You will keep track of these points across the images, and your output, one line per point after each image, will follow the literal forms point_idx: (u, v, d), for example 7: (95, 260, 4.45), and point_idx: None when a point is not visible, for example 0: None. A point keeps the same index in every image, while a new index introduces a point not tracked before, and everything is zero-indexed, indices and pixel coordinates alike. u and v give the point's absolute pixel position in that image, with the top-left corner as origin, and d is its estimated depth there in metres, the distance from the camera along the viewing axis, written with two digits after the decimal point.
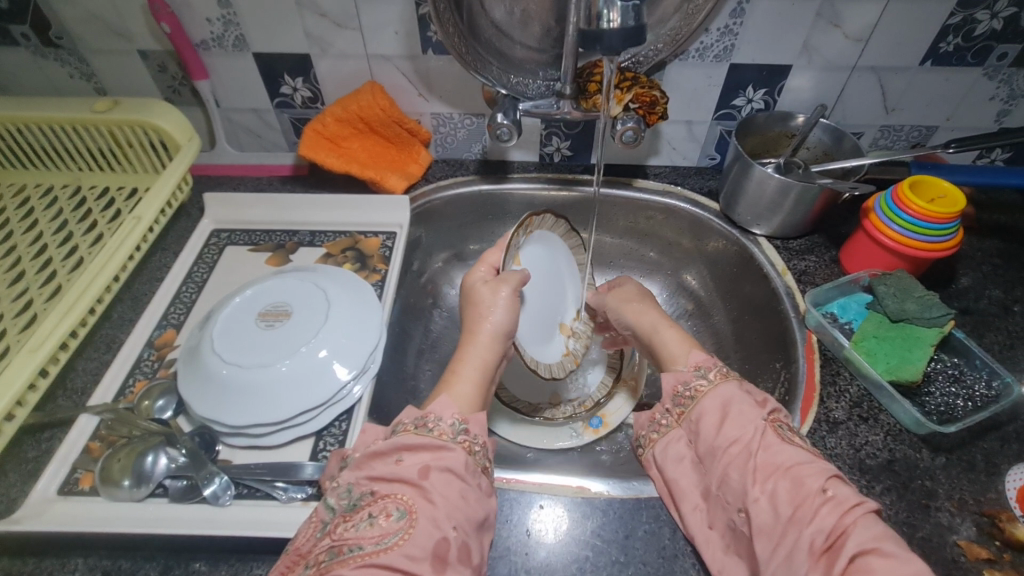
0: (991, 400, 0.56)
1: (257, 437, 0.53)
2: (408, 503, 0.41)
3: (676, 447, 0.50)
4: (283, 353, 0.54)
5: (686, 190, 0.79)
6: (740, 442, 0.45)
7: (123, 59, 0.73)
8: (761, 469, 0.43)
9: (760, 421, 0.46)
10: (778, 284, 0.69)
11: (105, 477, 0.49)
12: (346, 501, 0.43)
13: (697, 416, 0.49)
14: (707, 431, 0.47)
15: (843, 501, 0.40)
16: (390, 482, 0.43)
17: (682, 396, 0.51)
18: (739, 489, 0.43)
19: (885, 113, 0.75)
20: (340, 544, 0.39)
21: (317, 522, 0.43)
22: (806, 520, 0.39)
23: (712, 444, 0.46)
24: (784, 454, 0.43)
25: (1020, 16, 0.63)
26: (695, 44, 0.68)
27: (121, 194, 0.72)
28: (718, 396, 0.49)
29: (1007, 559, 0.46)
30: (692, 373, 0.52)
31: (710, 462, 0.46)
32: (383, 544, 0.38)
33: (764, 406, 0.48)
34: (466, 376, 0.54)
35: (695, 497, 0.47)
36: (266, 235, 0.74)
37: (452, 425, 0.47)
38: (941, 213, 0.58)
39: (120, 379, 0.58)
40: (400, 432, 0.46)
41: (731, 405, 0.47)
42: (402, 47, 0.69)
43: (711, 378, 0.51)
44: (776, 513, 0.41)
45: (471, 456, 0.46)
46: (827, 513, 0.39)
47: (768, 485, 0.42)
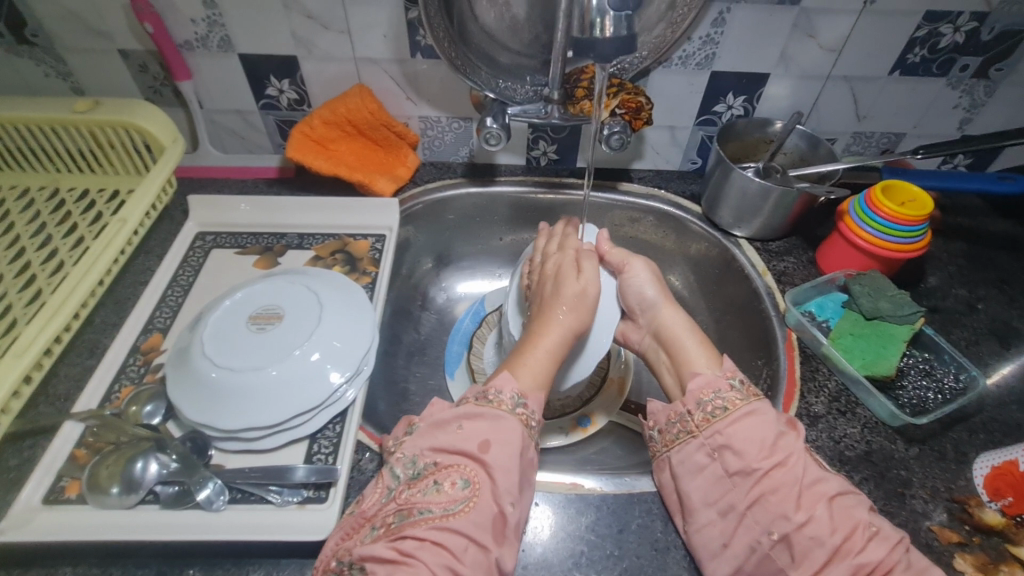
0: (959, 393, 0.59)
1: (249, 441, 0.52)
2: (470, 475, 0.46)
3: (699, 457, 0.51)
4: (275, 356, 0.54)
5: (669, 194, 0.81)
6: (785, 467, 0.48)
7: (102, 59, 0.71)
8: (807, 497, 0.46)
9: (801, 447, 0.49)
10: (759, 283, 0.71)
11: (93, 485, 0.49)
12: (410, 470, 0.48)
13: (732, 432, 0.50)
14: (746, 450, 0.49)
15: (887, 536, 0.44)
16: (450, 454, 0.48)
17: (713, 405, 0.52)
18: (781, 513, 0.46)
19: (857, 120, 0.78)
20: (409, 507, 0.45)
21: (383, 487, 0.48)
22: (853, 550, 0.44)
23: (752, 465, 0.48)
24: (828, 484, 0.47)
25: (980, 30, 0.67)
26: (678, 52, 0.70)
27: (102, 196, 0.71)
28: (754, 413, 0.51)
29: (976, 542, 0.49)
30: (724, 381, 0.54)
31: (745, 481, 0.48)
32: (450, 510, 0.45)
33: (792, 427, 0.51)
34: (539, 353, 0.56)
35: (712, 512, 0.48)
36: (253, 237, 0.74)
37: (510, 399, 0.51)
38: (912, 216, 0.62)
39: (105, 385, 0.57)
40: (463, 404, 0.51)
41: (772, 427, 0.50)
42: (390, 50, 0.70)
43: (744, 392, 0.52)
44: (824, 539, 0.44)
45: (527, 428, 0.50)
46: (875, 546, 0.44)
47: (816, 514, 0.45)
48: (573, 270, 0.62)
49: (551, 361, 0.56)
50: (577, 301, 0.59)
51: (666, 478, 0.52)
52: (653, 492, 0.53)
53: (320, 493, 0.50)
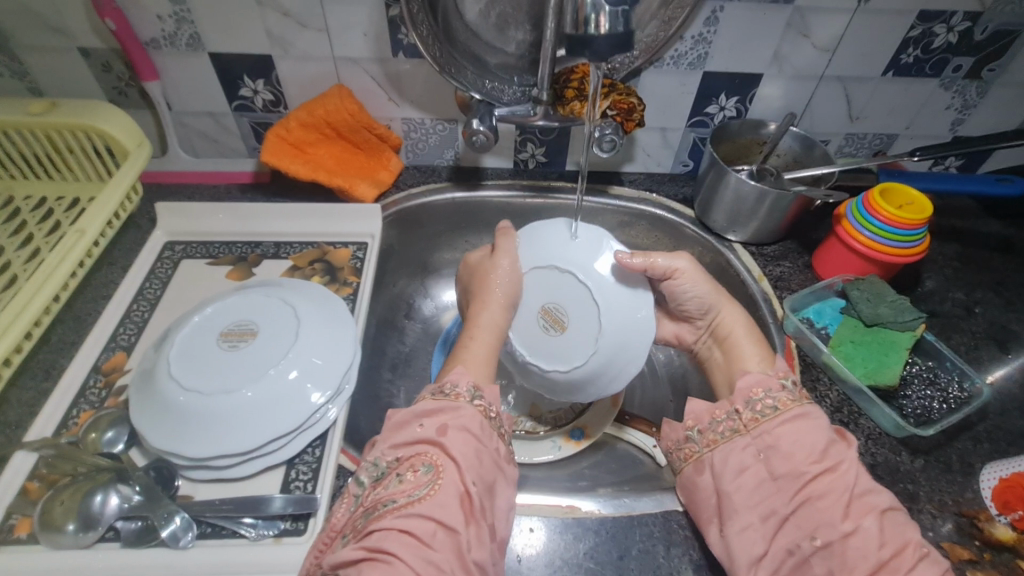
0: (964, 401, 0.57)
1: (221, 469, 0.48)
2: (433, 459, 0.45)
3: (744, 458, 0.48)
4: (249, 376, 0.50)
5: (660, 198, 0.79)
6: (836, 472, 0.45)
7: (60, 57, 0.67)
8: (855, 505, 0.44)
9: (853, 456, 0.47)
10: (755, 289, 0.69)
11: (46, 522, 0.45)
12: (374, 472, 0.45)
13: (785, 434, 0.48)
14: (795, 453, 0.47)
15: (936, 560, 0.42)
16: (411, 445, 0.46)
17: (762, 404, 0.50)
18: (826, 520, 0.44)
19: (850, 121, 0.77)
20: (375, 504, 0.43)
21: (349, 497, 0.45)
22: (902, 568, 0.40)
23: (801, 469, 0.46)
24: (880, 497, 0.44)
25: (974, 30, 0.66)
26: (670, 52, 0.68)
27: (61, 204, 0.66)
28: (806, 416, 0.49)
29: (988, 559, 0.47)
30: (776, 381, 0.52)
31: (791, 484, 0.46)
32: (415, 496, 0.42)
33: (843, 437, 0.49)
34: (481, 344, 0.56)
35: (753, 516, 0.46)
36: (225, 247, 0.69)
37: (468, 390, 0.50)
38: (911, 219, 0.60)
39: (63, 410, 0.53)
40: (420, 401, 0.49)
41: (825, 432, 0.48)
42: (371, 49, 0.66)
43: (795, 393, 0.51)
44: (870, 553, 0.41)
45: (487, 419, 0.49)
46: (926, 567, 0.41)
47: (864, 525, 0.42)
48: (487, 255, 0.60)
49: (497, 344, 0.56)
50: (505, 283, 0.57)
51: (705, 479, 0.49)
52: (654, 514, 0.50)
53: (297, 525, 0.47)
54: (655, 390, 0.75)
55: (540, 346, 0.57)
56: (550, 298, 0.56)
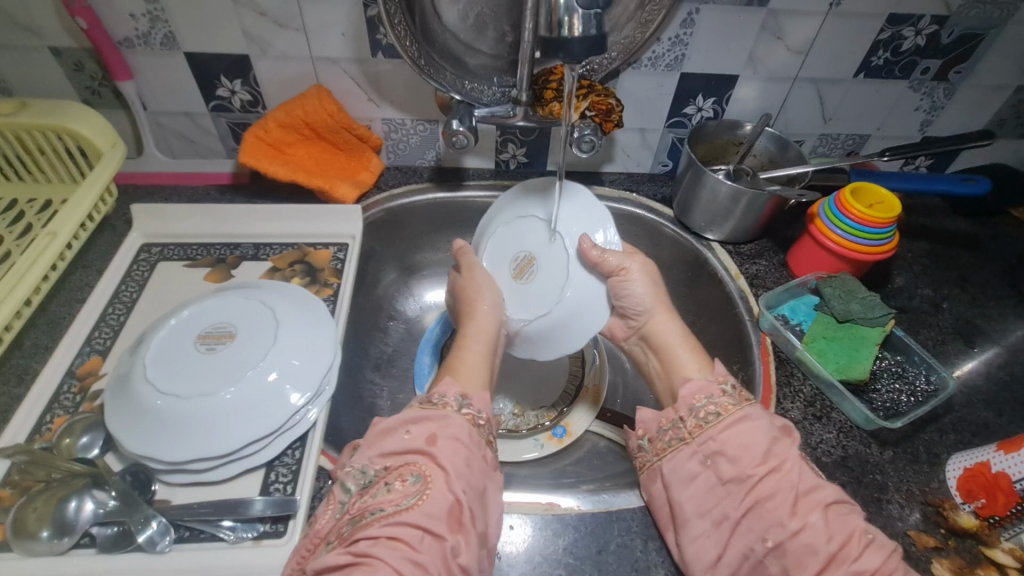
0: (931, 394, 0.59)
1: (197, 473, 0.48)
2: (422, 470, 0.45)
3: (691, 465, 0.48)
4: (227, 378, 0.50)
5: (639, 197, 0.80)
6: (780, 473, 0.45)
7: (30, 56, 0.65)
8: (802, 503, 0.44)
9: (796, 453, 0.47)
10: (731, 287, 0.71)
11: (19, 530, 0.44)
12: (361, 480, 0.45)
13: (729, 439, 0.48)
14: (741, 457, 0.47)
15: (882, 545, 0.43)
16: (399, 454, 0.46)
17: (706, 410, 0.50)
18: (776, 520, 0.44)
19: (823, 122, 0.78)
20: (362, 512, 0.43)
21: (335, 503, 0.45)
22: (850, 557, 0.41)
23: (745, 470, 0.46)
24: (823, 492, 0.45)
25: (940, 33, 0.68)
26: (647, 53, 0.69)
27: (32, 206, 0.65)
28: (748, 418, 0.48)
29: (951, 546, 0.49)
30: (717, 386, 0.52)
31: (739, 489, 0.46)
32: (402, 506, 0.42)
33: (786, 434, 0.49)
34: (472, 354, 0.57)
35: (705, 522, 0.47)
36: (203, 248, 0.69)
37: (455, 400, 0.50)
38: (881, 218, 0.62)
39: (35, 416, 0.52)
40: (407, 409, 0.50)
41: (768, 433, 0.48)
42: (350, 49, 0.66)
43: (736, 397, 0.51)
44: (819, 548, 0.42)
45: (475, 427, 0.49)
46: (872, 553, 0.42)
47: (811, 521, 0.43)
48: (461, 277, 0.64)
49: (490, 348, 0.58)
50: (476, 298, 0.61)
51: (657, 488, 0.50)
52: (632, 509, 0.51)
53: (277, 527, 0.47)
54: (636, 388, 0.76)
55: (500, 283, 0.63)
56: (534, 246, 0.62)
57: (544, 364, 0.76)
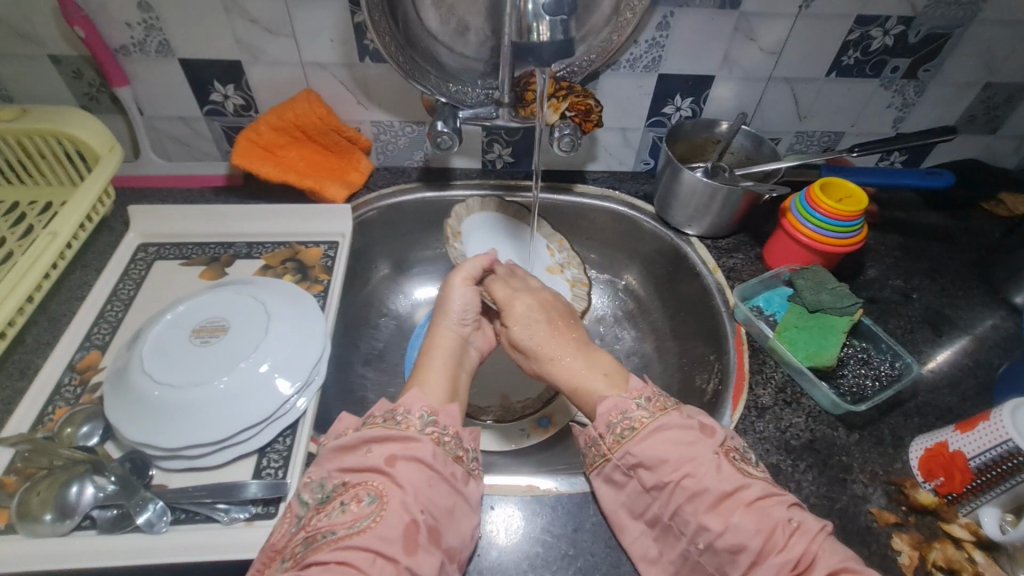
0: (895, 378, 0.61)
1: (193, 459, 0.51)
2: (378, 489, 0.46)
3: (617, 476, 0.51)
4: (220, 370, 0.52)
5: (622, 194, 0.83)
6: (694, 477, 0.47)
7: (30, 64, 0.68)
8: (726, 502, 0.46)
9: (713, 454, 0.48)
10: (709, 280, 0.73)
11: (23, 513, 0.46)
12: (319, 495, 0.47)
13: (643, 450, 0.50)
14: (657, 465, 0.49)
15: (808, 527, 0.44)
16: (359, 472, 0.48)
17: (620, 424, 0.52)
18: (700, 522, 0.46)
19: (799, 119, 0.81)
20: (315, 533, 0.44)
21: (291, 517, 0.47)
22: (777, 548, 0.43)
23: (661, 478, 0.49)
24: (748, 488, 0.46)
25: (908, 33, 0.71)
26: (626, 55, 0.71)
27: (33, 208, 0.67)
28: (660, 430, 0.51)
29: (911, 522, 0.52)
30: (631, 400, 0.54)
31: (662, 495, 0.49)
32: (355, 528, 0.44)
33: (707, 433, 0.51)
34: (434, 372, 0.59)
35: (642, 523, 0.50)
36: (198, 248, 0.71)
37: (419, 417, 0.52)
38: (849, 211, 0.64)
39: (38, 407, 0.54)
40: (369, 425, 0.51)
41: (679, 441, 0.50)
42: (338, 54, 0.69)
43: (650, 409, 0.52)
44: (746, 544, 0.44)
45: (440, 445, 0.50)
46: (796, 541, 0.43)
47: (732, 522, 0.45)
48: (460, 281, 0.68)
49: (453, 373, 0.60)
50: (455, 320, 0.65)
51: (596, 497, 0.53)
52: None
53: (269, 509, 0.49)
54: None
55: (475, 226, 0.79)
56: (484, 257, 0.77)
57: None
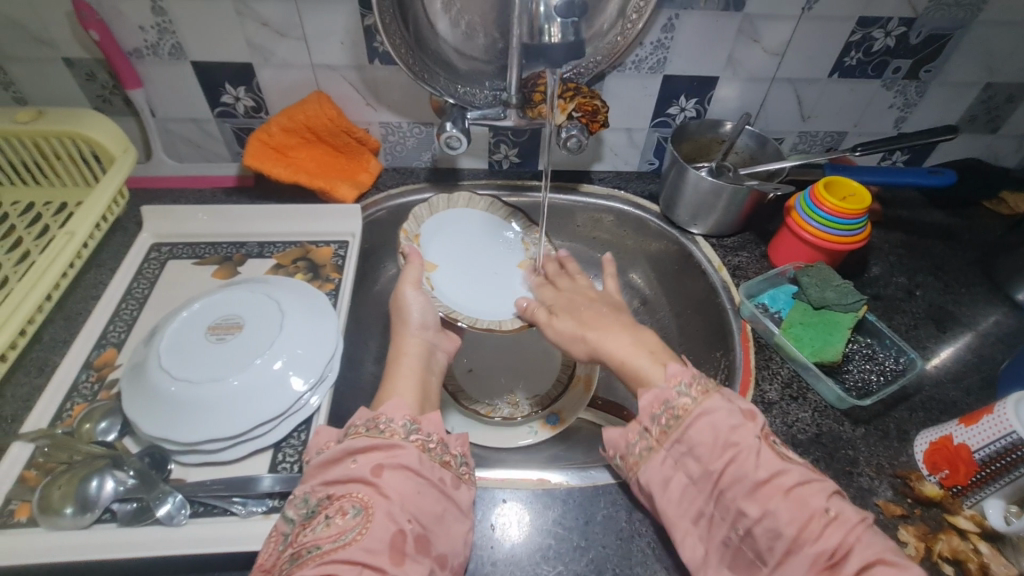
0: (899, 373, 0.62)
1: (211, 453, 0.52)
2: (363, 500, 0.42)
3: (662, 471, 0.47)
4: (235, 366, 0.53)
5: (628, 194, 0.83)
6: (738, 461, 0.43)
7: (45, 67, 0.69)
8: (764, 490, 0.42)
9: (756, 439, 0.44)
10: (715, 278, 0.74)
11: (45, 507, 0.47)
12: (303, 510, 0.43)
13: (687, 438, 0.46)
14: (703, 454, 0.45)
15: (846, 519, 0.41)
16: (343, 483, 0.44)
17: (664, 415, 0.48)
18: (739, 510, 0.42)
19: (802, 120, 0.82)
20: (300, 549, 0.40)
21: (278, 535, 0.44)
22: (811, 537, 0.40)
23: (709, 468, 0.44)
24: (787, 475, 0.42)
25: (909, 34, 0.72)
26: (631, 57, 0.72)
27: (49, 208, 0.68)
28: (706, 414, 0.46)
29: (917, 514, 0.53)
30: (672, 389, 0.49)
31: (707, 485, 0.44)
32: (341, 541, 0.40)
33: (752, 417, 0.46)
34: (406, 377, 0.57)
35: (687, 523, 0.46)
36: (211, 247, 0.72)
37: (402, 425, 0.48)
38: (852, 209, 0.65)
39: (56, 403, 0.55)
40: (352, 434, 0.47)
41: (723, 424, 0.45)
42: (348, 56, 0.70)
43: (694, 395, 0.48)
44: (782, 531, 0.40)
45: (425, 452, 0.47)
46: (833, 530, 0.40)
47: (772, 509, 0.41)
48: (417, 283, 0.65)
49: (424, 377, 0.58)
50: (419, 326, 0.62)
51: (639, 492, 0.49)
52: (617, 483, 0.54)
53: (286, 502, 0.50)
54: None
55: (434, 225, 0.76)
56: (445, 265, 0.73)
57: (538, 358, 0.79)
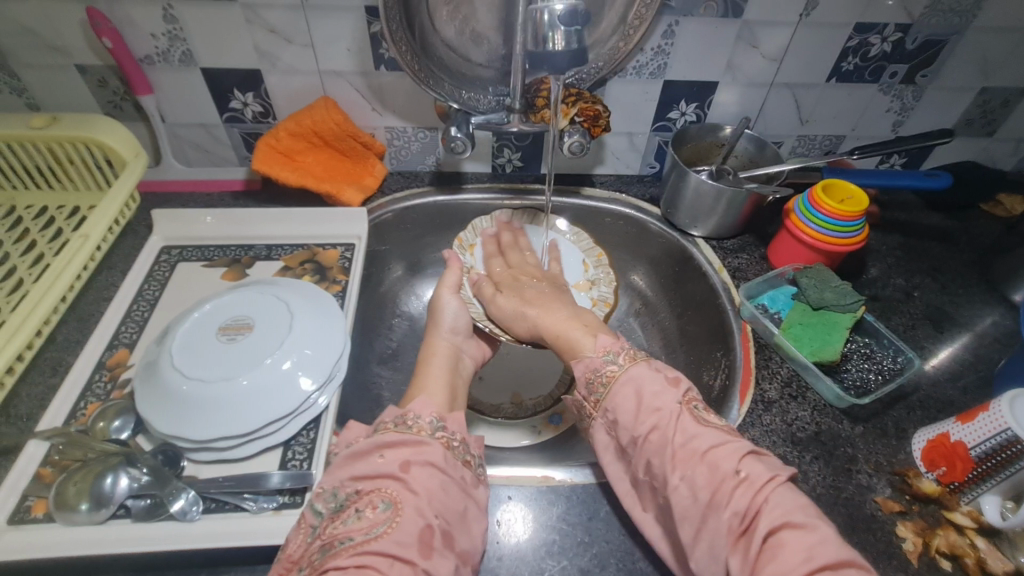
0: (897, 372, 0.63)
1: (221, 451, 0.53)
2: (392, 496, 0.43)
3: (601, 437, 0.51)
4: (246, 366, 0.55)
5: (630, 198, 0.85)
6: (659, 429, 0.46)
7: (58, 74, 0.70)
8: (679, 454, 0.44)
9: (676, 405, 0.47)
10: (715, 280, 0.75)
11: (60, 503, 0.48)
12: (332, 504, 0.45)
13: (616, 406, 0.49)
14: (630, 422, 0.48)
15: (756, 480, 0.42)
16: (372, 479, 0.45)
17: (596, 383, 0.52)
18: (659, 474, 0.45)
19: (801, 124, 0.83)
20: (331, 540, 0.41)
21: (307, 527, 0.45)
22: (722, 503, 0.41)
23: (633, 433, 0.47)
24: (701, 439, 0.44)
25: (905, 40, 0.73)
26: (632, 62, 0.74)
27: (62, 212, 0.70)
28: (632, 381, 0.50)
29: (915, 510, 0.54)
30: (600, 358, 0.53)
31: (633, 452, 0.48)
32: (372, 534, 0.41)
33: (676, 383, 0.49)
34: (435, 376, 0.58)
35: (623, 484, 0.50)
36: (220, 250, 0.74)
37: (430, 423, 0.49)
38: (850, 211, 0.66)
39: (70, 403, 0.57)
40: (381, 431, 0.48)
41: (648, 392, 0.48)
42: (355, 63, 0.71)
43: (623, 362, 0.52)
44: (694, 496, 0.42)
45: (450, 450, 0.48)
46: (740, 495, 0.41)
47: (688, 473, 0.43)
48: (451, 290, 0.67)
49: (452, 378, 0.59)
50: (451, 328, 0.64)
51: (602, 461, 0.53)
52: None
53: (295, 498, 0.51)
54: None
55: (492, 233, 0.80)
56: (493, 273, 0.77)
57: (541, 359, 0.81)
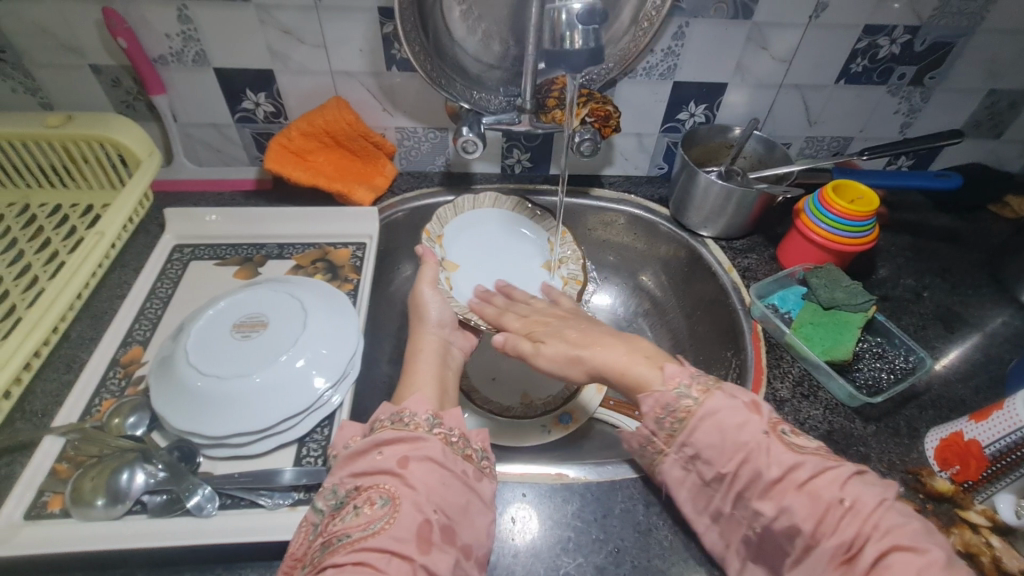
0: (909, 371, 0.63)
1: (237, 447, 0.53)
2: (391, 492, 0.43)
3: (677, 472, 0.48)
4: (260, 362, 0.55)
5: (639, 198, 0.85)
6: (750, 462, 0.44)
7: (72, 73, 0.71)
8: (778, 486, 0.42)
9: (762, 434, 0.44)
10: (725, 280, 0.75)
11: (76, 498, 0.48)
12: (333, 501, 0.45)
13: (697, 442, 0.46)
14: (714, 457, 0.45)
15: (863, 505, 0.40)
16: (370, 475, 0.45)
17: (668, 419, 0.48)
18: (755, 509, 0.43)
19: (809, 125, 0.84)
20: (331, 537, 0.42)
21: (309, 525, 0.45)
22: (829, 530, 0.40)
23: (721, 470, 0.45)
24: (801, 467, 0.42)
25: (914, 42, 0.73)
26: (642, 64, 0.74)
27: (76, 210, 0.70)
28: (712, 414, 0.46)
29: (929, 509, 0.54)
30: (672, 392, 0.48)
31: (722, 487, 0.45)
32: (370, 529, 0.41)
33: (757, 411, 0.46)
34: (426, 372, 0.59)
35: (705, 518, 0.47)
36: (232, 248, 0.74)
37: (426, 419, 0.49)
38: (860, 211, 0.67)
39: (85, 399, 0.57)
40: (379, 429, 0.49)
41: (729, 425, 0.45)
42: (367, 63, 0.72)
43: (696, 393, 0.48)
44: (799, 527, 0.41)
45: (448, 445, 0.48)
46: (848, 523, 0.39)
47: (788, 505, 0.42)
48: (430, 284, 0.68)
49: (443, 375, 0.59)
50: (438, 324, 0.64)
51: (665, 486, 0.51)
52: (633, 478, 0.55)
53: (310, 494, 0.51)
54: None
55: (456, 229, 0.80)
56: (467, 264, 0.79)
57: None
